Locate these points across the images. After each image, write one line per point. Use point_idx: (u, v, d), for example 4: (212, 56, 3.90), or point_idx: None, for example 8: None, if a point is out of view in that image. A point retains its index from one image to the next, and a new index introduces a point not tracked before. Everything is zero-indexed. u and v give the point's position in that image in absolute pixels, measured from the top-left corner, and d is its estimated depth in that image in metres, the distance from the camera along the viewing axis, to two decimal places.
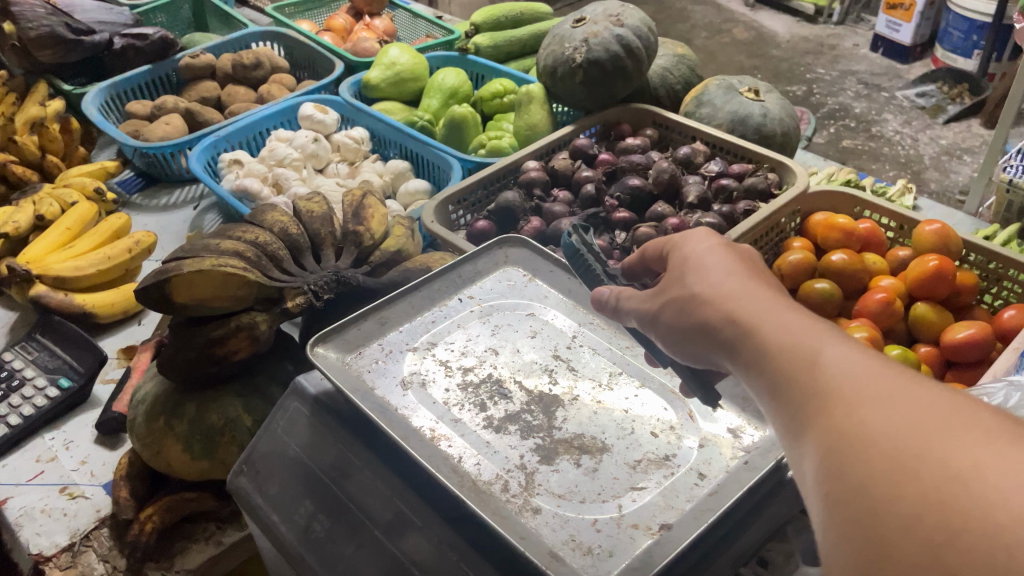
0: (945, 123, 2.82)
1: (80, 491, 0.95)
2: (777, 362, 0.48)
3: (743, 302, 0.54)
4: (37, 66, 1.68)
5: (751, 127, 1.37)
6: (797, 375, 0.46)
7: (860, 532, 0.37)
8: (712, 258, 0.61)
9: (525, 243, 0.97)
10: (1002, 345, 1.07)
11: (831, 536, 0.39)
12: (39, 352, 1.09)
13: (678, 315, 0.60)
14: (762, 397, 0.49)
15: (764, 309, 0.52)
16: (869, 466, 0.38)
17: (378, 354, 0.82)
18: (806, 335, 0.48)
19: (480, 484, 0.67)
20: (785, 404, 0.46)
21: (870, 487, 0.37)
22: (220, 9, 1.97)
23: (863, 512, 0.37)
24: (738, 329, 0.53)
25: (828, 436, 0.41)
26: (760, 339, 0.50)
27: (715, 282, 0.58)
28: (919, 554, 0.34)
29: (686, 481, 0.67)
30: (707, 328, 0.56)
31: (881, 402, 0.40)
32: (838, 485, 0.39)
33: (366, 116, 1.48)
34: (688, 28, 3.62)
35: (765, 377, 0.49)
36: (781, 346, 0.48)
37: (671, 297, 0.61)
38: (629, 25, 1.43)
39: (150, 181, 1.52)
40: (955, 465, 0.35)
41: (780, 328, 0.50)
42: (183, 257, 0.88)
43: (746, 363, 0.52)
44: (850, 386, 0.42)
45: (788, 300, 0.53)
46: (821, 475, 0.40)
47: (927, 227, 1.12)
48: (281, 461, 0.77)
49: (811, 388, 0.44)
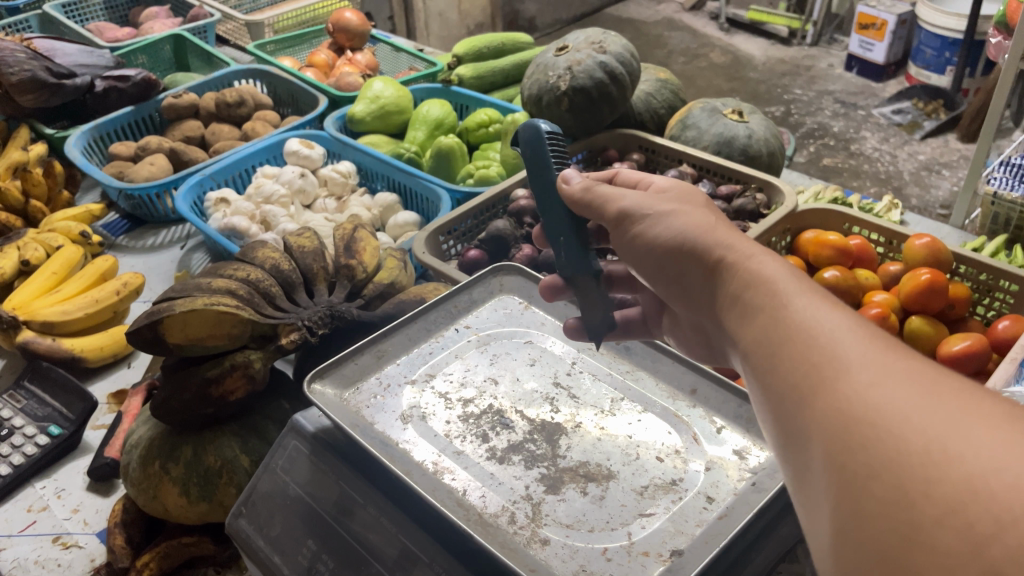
0: (923, 138, 2.86)
1: (74, 540, 0.93)
2: (785, 331, 0.47)
3: (755, 275, 0.53)
4: (19, 111, 1.67)
5: (738, 148, 1.38)
6: (807, 346, 0.45)
7: (890, 518, 0.36)
8: (717, 216, 0.63)
9: (519, 270, 0.96)
10: (996, 357, 1.08)
11: (851, 517, 0.38)
12: (27, 400, 1.07)
13: (694, 277, 0.60)
14: (760, 368, 0.48)
15: (776, 280, 0.51)
16: (899, 447, 0.37)
17: (376, 388, 0.81)
18: (820, 308, 0.47)
19: (486, 517, 0.66)
20: (787, 374, 0.45)
21: (901, 469, 0.36)
22: (201, 49, 1.97)
23: (893, 497, 0.36)
24: (749, 298, 0.52)
25: (846, 412, 0.40)
26: (773, 307, 0.50)
27: (729, 244, 0.58)
28: (956, 543, 0.33)
29: (695, 505, 0.67)
30: (724, 290, 0.56)
31: (908, 386, 0.39)
32: (861, 466, 0.38)
33: (352, 150, 1.48)
34: (665, 54, 3.67)
35: (768, 348, 0.48)
36: (791, 317, 0.48)
37: (670, 234, 0.62)
38: (612, 51, 1.44)
39: (136, 223, 1.51)
40: (994, 456, 0.34)
41: (791, 299, 0.49)
42: (175, 297, 0.87)
43: (748, 331, 0.51)
44: (872, 365, 0.41)
45: (795, 271, 0.53)
46: (838, 451, 0.39)
47: (917, 242, 1.13)
48: (281, 501, 0.76)
49: (822, 360, 0.43)
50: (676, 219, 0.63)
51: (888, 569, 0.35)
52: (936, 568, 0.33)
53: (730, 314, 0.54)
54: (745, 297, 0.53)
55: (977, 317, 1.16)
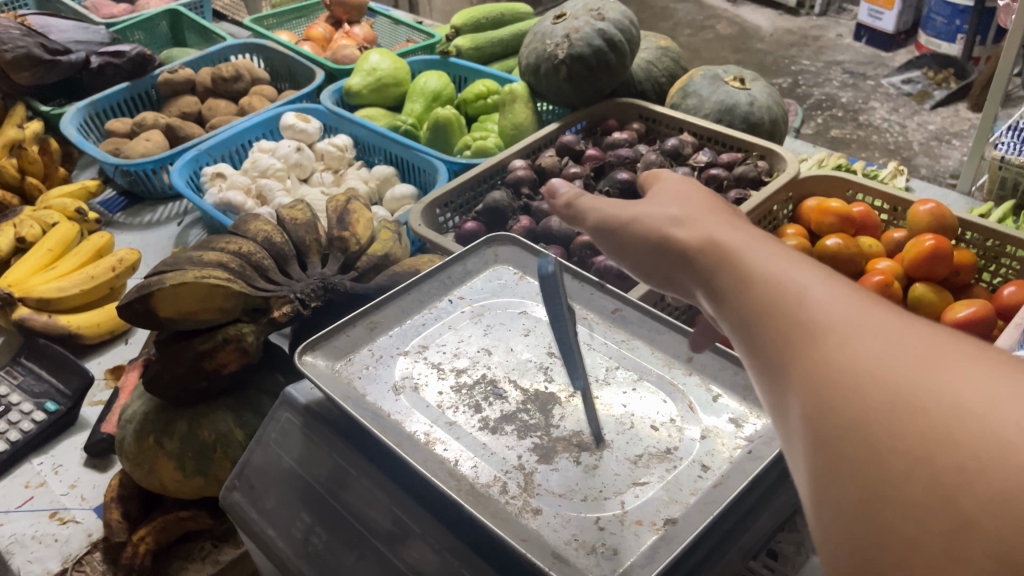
0: (933, 108, 2.82)
1: (71, 516, 0.93)
2: (752, 297, 0.45)
3: (719, 238, 0.51)
4: (15, 89, 1.66)
5: (739, 115, 1.36)
6: (777, 311, 0.43)
7: (863, 477, 0.34)
8: (688, 195, 0.59)
9: (514, 240, 0.95)
10: (1001, 324, 1.06)
11: (826, 481, 0.36)
12: (24, 376, 1.07)
13: (655, 258, 0.58)
14: (735, 332, 0.47)
15: (738, 248, 0.49)
16: (865, 404, 0.35)
17: (368, 360, 0.80)
18: (784, 269, 0.45)
19: (478, 487, 0.65)
20: (760, 338, 0.43)
21: (870, 424, 0.35)
22: (197, 24, 1.96)
23: (864, 456, 0.35)
24: (715, 267, 0.50)
25: (817, 374, 0.38)
26: (738, 275, 0.47)
27: (688, 218, 0.55)
28: (929, 499, 0.32)
29: (689, 474, 0.66)
30: (688, 261, 0.53)
31: (874, 338, 0.37)
32: (831, 428, 0.36)
33: (349, 124, 1.46)
34: (671, 26, 3.61)
35: (739, 316, 0.46)
36: (758, 283, 0.45)
37: (634, 220, 0.60)
38: (611, 19, 1.42)
39: (132, 200, 1.50)
40: (962, 403, 0.32)
41: (758, 260, 0.47)
42: (165, 270, 0.86)
43: (721, 298, 0.49)
44: (837, 321, 0.39)
45: (764, 237, 0.51)
46: (811, 410, 0.38)
47: (921, 207, 1.11)
48: (277, 475, 0.75)
49: (791, 324, 0.41)
50: (641, 212, 0.59)
51: (863, 531, 0.34)
52: (911, 524, 0.32)
53: (700, 285, 0.52)
54: (709, 265, 0.51)
55: (983, 284, 1.15)
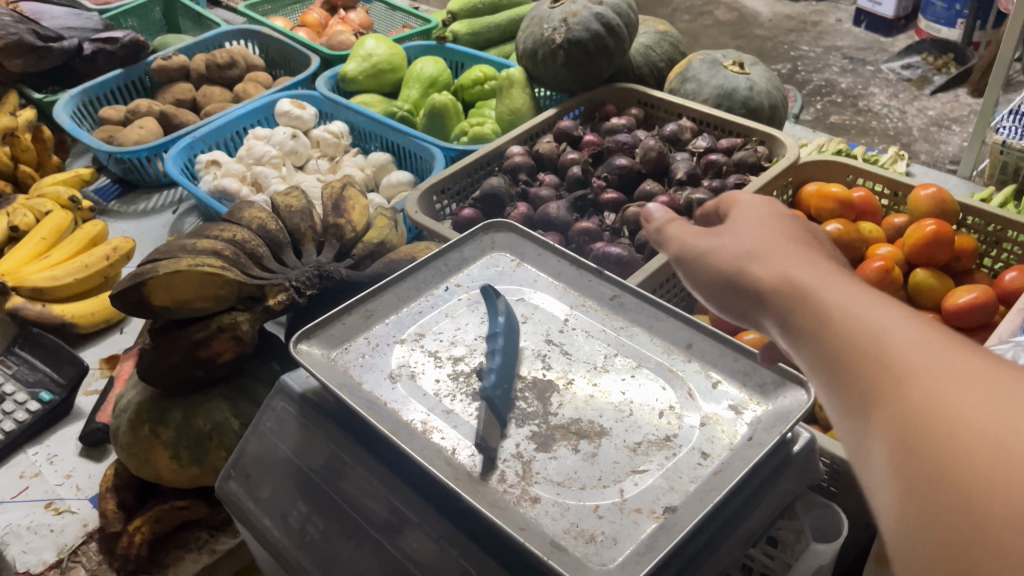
0: (933, 93, 2.81)
1: (67, 506, 0.93)
2: (832, 337, 0.44)
3: (796, 277, 0.50)
4: (7, 76, 1.64)
5: (738, 101, 1.34)
6: (859, 351, 0.42)
7: (959, 527, 0.33)
8: (768, 230, 0.58)
9: (512, 226, 0.94)
10: (1002, 309, 1.05)
11: (918, 530, 0.35)
12: (18, 365, 1.06)
13: (732, 294, 0.56)
14: (815, 374, 0.45)
15: (817, 287, 0.48)
16: (960, 451, 0.34)
17: (364, 348, 0.79)
18: (866, 308, 0.43)
19: (475, 476, 0.65)
20: (843, 380, 0.42)
21: (965, 471, 0.33)
22: (191, 9, 1.94)
23: (960, 505, 0.33)
24: (792, 305, 0.49)
25: (907, 419, 0.37)
26: (816, 313, 0.46)
27: (765, 255, 0.54)
28: None
29: (689, 461, 0.65)
30: (763, 298, 0.52)
31: (967, 382, 0.36)
32: (924, 476, 0.35)
33: (345, 110, 1.45)
34: (669, 11, 3.59)
35: (819, 357, 0.45)
36: (838, 322, 0.44)
37: (713, 256, 0.59)
38: (608, 3, 1.40)
39: (127, 188, 1.49)
40: None
41: (838, 298, 0.46)
42: (158, 258, 0.85)
43: (798, 337, 0.47)
44: (925, 363, 0.38)
45: (842, 275, 0.49)
46: (902, 458, 0.36)
47: (922, 192, 1.11)
48: (272, 464, 0.75)
49: (875, 366, 0.40)
50: (724, 247, 0.58)
51: None
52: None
53: (775, 323, 0.51)
54: (785, 303, 0.49)
55: (984, 270, 1.14)
